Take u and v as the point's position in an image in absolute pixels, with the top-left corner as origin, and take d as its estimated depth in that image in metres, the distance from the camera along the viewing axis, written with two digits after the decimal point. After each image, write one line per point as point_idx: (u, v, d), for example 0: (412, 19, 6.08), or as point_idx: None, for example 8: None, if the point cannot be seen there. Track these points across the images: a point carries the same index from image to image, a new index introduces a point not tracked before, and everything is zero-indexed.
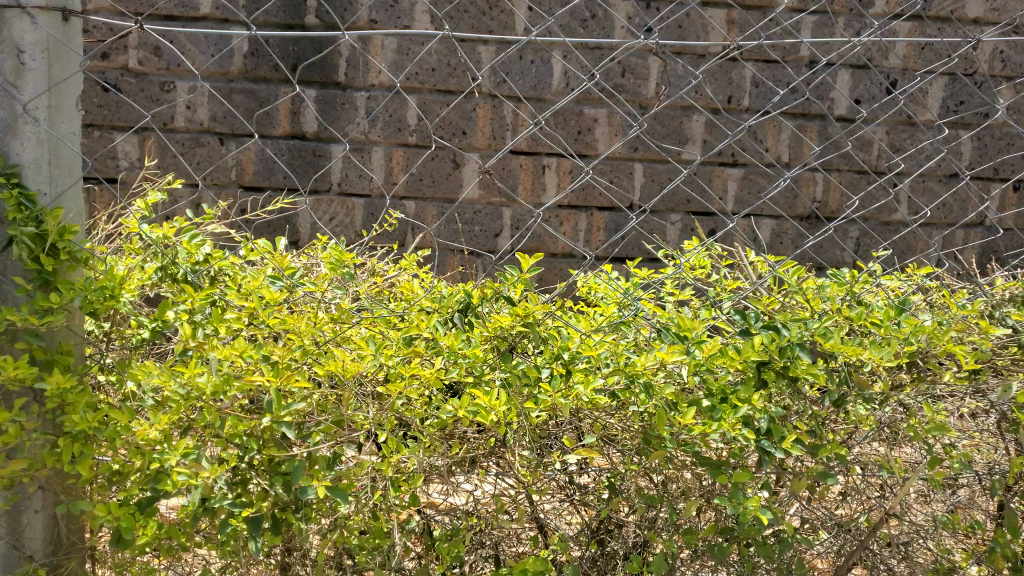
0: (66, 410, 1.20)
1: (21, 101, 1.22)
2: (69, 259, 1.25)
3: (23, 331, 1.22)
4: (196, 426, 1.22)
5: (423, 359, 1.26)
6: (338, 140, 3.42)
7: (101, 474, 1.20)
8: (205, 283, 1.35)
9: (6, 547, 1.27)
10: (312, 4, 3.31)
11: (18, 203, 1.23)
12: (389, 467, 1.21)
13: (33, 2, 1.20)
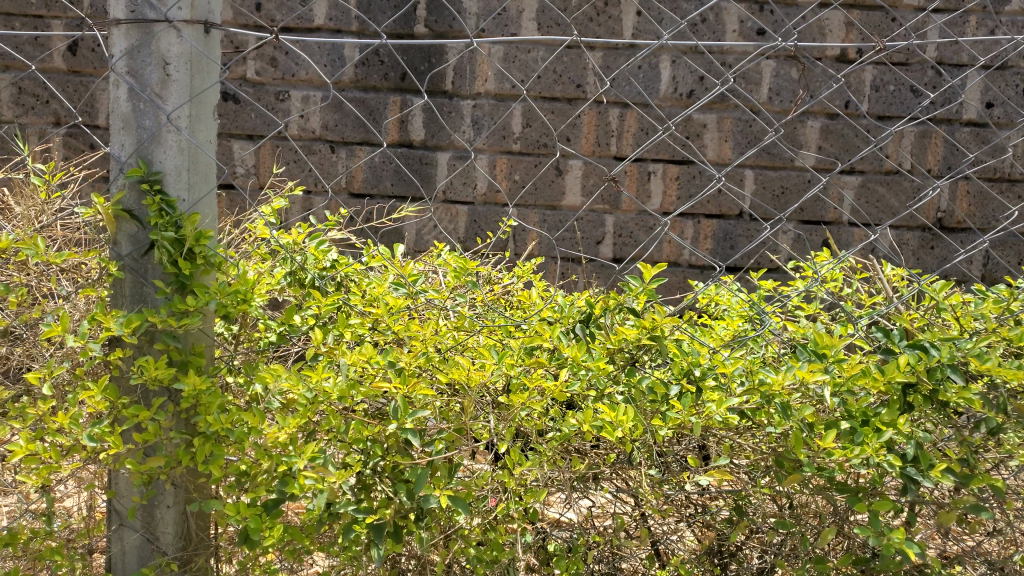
0: (200, 411, 1.23)
1: (166, 111, 1.27)
2: (204, 264, 1.29)
3: (161, 331, 1.26)
4: (321, 430, 1.23)
5: (546, 370, 1.23)
6: (444, 148, 3.48)
7: (231, 475, 1.22)
8: (332, 289, 1.38)
9: (143, 539, 1.32)
10: (423, 14, 3.37)
11: (159, 209, 1.28)
12: (513, 479, 1.20)
13: (179, 17, 1.25)
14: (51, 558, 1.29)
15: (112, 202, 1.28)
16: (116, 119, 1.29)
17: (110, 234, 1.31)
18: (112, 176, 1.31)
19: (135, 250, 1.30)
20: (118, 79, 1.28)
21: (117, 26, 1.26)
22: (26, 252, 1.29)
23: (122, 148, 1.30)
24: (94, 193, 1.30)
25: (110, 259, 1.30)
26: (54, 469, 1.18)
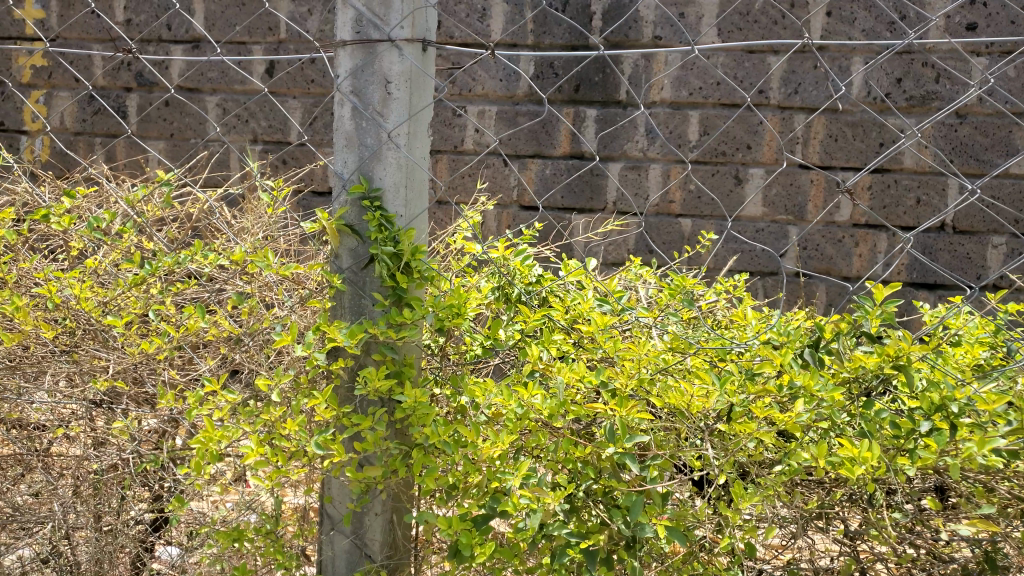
0: (417, 422, 1.25)
1: (387, 129, 1.31)
2: (418, 278, 1.32)
3: (379, 343, 1.30)
4: (528, 447, 1.22)
5: (773, 398, 1.15)
6: (616, 158, 3.39)
7: (440, 488, 1.23)
8: (537, 304, 1.36)
9: (353, 545, 1.36)
10: (598, 25, 3.34)
11: (379, 224, 1.32)
12: (735, 513, 1.12)
13: (400, 36, 1.28)
14: (272, 556, 1.36)
15: (335, 217, 1.33)
16: (339, 137, 1.34)
17: (332, 247, 1.36)
18: (334, 192, 1.37)
19: (355, 264, 1.34)
20: (342, 98, 1.32)
21: (343, 47, 1.31)
22: (259, 263, 1.38)
23: (345, 165, 1.34)
24: (318, 209, 1.35)
25: (331, 272, 1.35)
26: (282, 473, 1.23)
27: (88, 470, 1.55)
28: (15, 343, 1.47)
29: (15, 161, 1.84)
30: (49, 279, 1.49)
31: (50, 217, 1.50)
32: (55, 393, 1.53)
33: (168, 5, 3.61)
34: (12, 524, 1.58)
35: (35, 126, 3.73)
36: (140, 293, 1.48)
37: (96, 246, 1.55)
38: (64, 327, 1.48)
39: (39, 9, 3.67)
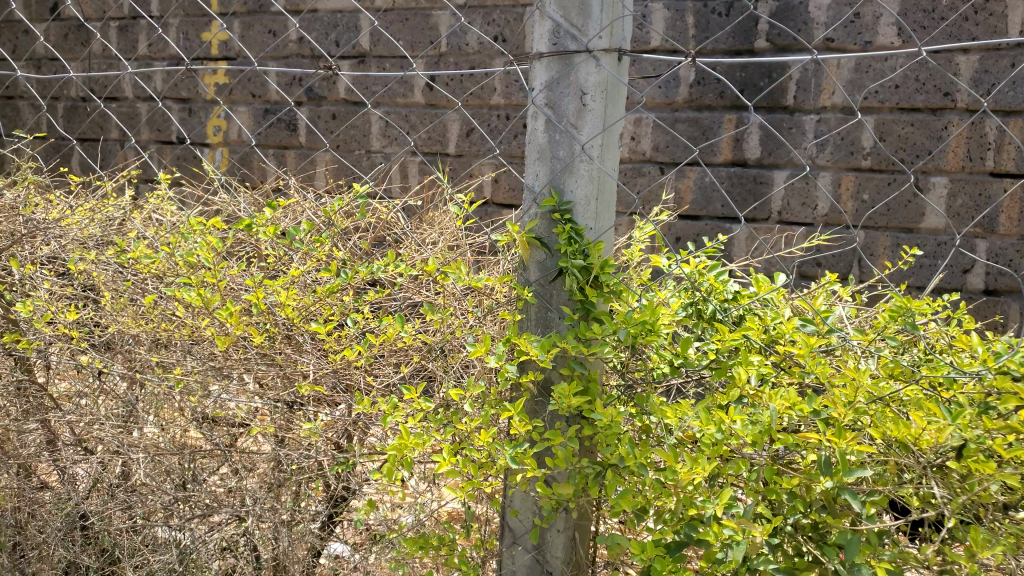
0: (609, 442, 1.22)
1: (581, 140, 1.28)
2: (608, 292, 1.29)
3: (568, 357, 1.28)
4: (727, 474, 1.16)
5: (1018, 437, 1.03)
6: (782, 166, 3.24)
7: (632, 510, 1.20)
8: (735, 322, 1.30)
9: (533, 560, 1.34)
10: (764, 28, 3.21)
11: (569, 237, 1.30)
12: (971, 561, 1.02)
13: (599, 46, 1.26)
14: (455, 565, 1.37)
15: (525, 230, 1.33)
16: (532, 149, 1.33)
17: (521, 260, 1.35)
18: (524, 204, 1.36)
19: (543, 277, 1.33)
20: (536, 111, 1.32)
21: (540, 59, 1.30)
22: (450, 274, 1.40)
23: (536, 178, 1.33)
24: (509, 221, 1.35)
25: (520, 285, 1.35)
26: (476, 485, 1.24)
27: (279, 468, 1.62)
28: (225, 346, 1.56)
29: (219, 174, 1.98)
30: (256, 285, 1.58)
31: (256, 227, 1.59)
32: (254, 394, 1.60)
33: (338, 21, 3.79)
34: (209, 514, 1.68)
35: (217, 138, 4.00)
36: (334, 300, 1.55)
37: (294, 254, 1.63)
38: (266, 332, 1.56)
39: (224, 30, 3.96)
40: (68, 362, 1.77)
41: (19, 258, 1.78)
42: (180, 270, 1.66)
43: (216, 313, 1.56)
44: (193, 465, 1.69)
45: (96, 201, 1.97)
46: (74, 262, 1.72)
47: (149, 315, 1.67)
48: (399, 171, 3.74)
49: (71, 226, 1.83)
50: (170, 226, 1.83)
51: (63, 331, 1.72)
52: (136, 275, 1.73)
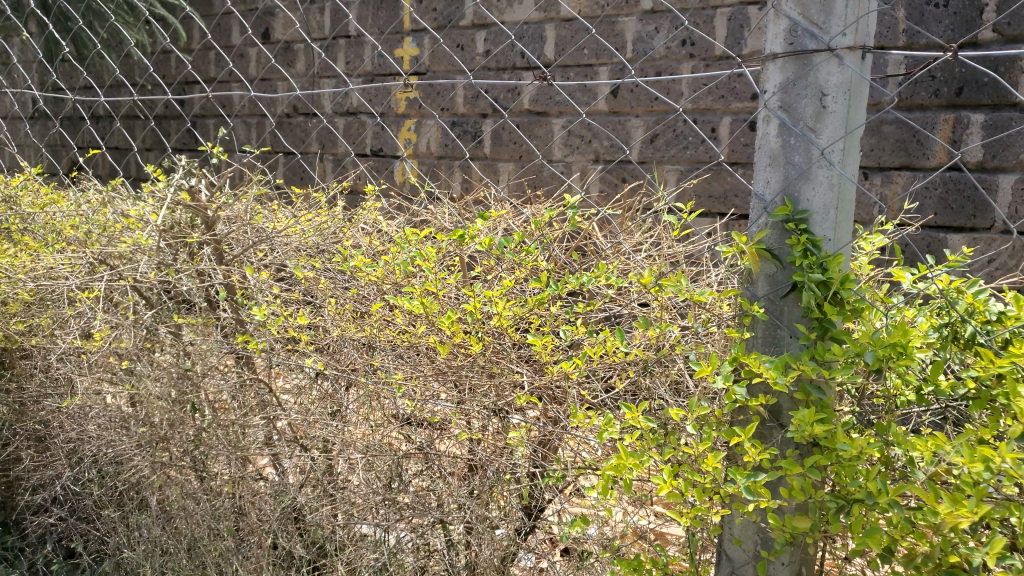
0: (854, 474, 1.11)
1: (820, 145, 1.19)
2: (849, 310, 1.18)
3: (802, 380, 1.19)
4: (999, 520, 1.03)
5: None
6: (1008, 169, 2.92)
7: (878, 550, 1.09)
8: (1001, 347, 1.14)
9: None
10: (991, 17, 2.89)
11: (805, 250, 1.20)
12: None
13: (842, 44, 1.16)
14: None
15: (755, 241, 1.25)
16: (762, 155, 1.26)
17: (748, 273, 1.28)
18: (751, 214, 1.29)
19: (773, 292, 1.25)
20: (768, 114, 1.24)
21: (774, 61, 1.22)
22: (670, 289, 1.33)
23: (767, 186, 1.25)
24: (735, 232, 1.28)
25: (747, 299, 1.27)
26: (703, 512, 1.18)
27: (486, 476, 1.63)
28: (444, 355, 1.59)
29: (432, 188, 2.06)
30: (478, 296, 1.60)
31: (472, 237, 1.61)
32: (466, 401, 1.60)
33: (522, 32, 3.89)
34: (412, 516, 1.72)
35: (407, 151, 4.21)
36: (542, 311, 1.54)
37: (503, 265, 1.64)
38: (480, 342, 1.57)
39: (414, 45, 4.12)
40: (285, 363, 1.84)
41: (251, 264, 1.88)
42: (398, 279, 1.72)
43: (436, 320, 1.60)
44: (399, 468, 1.73)
45: (310, 210, 2.07)
46: (302, 270, 1.81)
47: (367, 321, 1.73)
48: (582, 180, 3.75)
49: (297, 234, 1.93)
50: (384, 236, 1.91)
51: (291, 332, 1.79)
52: (355, 282, 1.80)
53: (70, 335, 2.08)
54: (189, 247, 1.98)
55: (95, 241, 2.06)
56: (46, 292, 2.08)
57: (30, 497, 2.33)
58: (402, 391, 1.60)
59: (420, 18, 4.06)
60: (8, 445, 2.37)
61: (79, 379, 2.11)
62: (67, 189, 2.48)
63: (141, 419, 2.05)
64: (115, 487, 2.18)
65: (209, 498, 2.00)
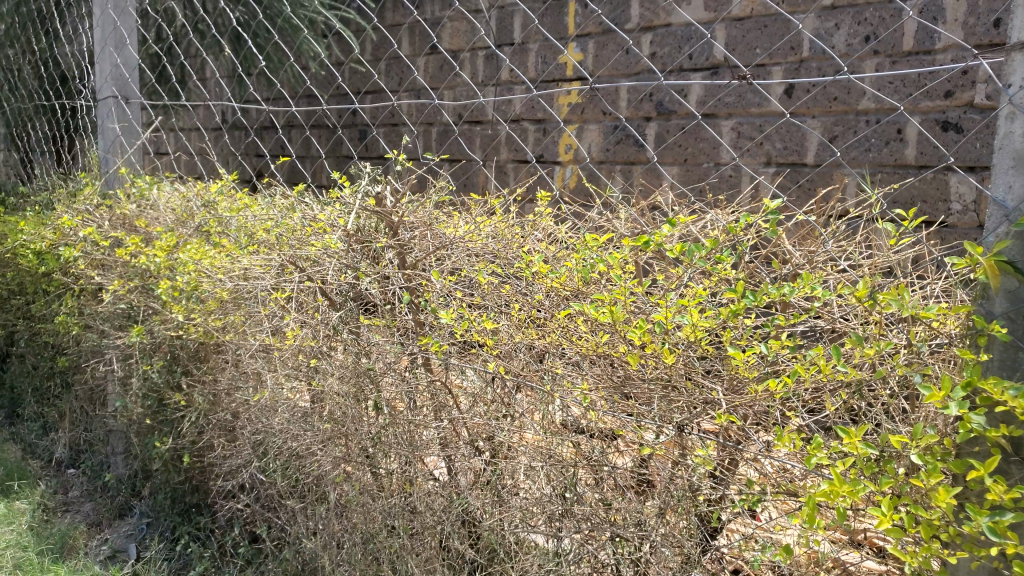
0: None
1: None
2: None
3: None
4: None
5: None
6: None
7: None
8: None
9: None
10: None
11: None
12: None
13: None
14: None
15: (993, 252, 1.12)
16: (1004, 156, 1.13)
17: (983, 287, 1.14)
18: (989, 221, 1.16)
19: (1015, 309, 1.11)
20: (1013, 110, 1.11)
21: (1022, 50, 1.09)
22: (889, 302, 1.21)
23: (1009, 190, 1.12)
24: (969, 241, 1.15)
25: (982, 317, 1.14)
26: (932, 552, 1.07)
27: (672, 494, 1.55)
28: (631, 365, 1.53)
29: (612, 188, 1.97)
30: (670, 306, 1.52)
31: (659, 243, 1.54)
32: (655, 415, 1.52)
33: (691, 34, 3.78)
34: (589, 530, 1.68)
35: (567, 157, 4.23)
36: (736, 325, 1.46)
37: (689, 274, 1.56)
38: (670, 354, 1.50)
39: (578, 51, 4.15)
40: (462, 368, 1.84)
41: (436, 270, 1.90)
42: (579, 286, 1.68)
43: (624, 330, 1.53)
44: (571, 480, 1.69)
45: (483, 216, 2.09)
46: (482, 274, 1.81)
47: (544, 327, 1.70)
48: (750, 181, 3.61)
49: (476, 240, 1.94)
50: (564, 239, 1.87)
51: (476, 338, 1.77)
52: (537, 289, 1.76)
53: (261, 333, 2.18)
54: (371, 250, 2.04)
55: (285, 243, 2.16)
56: (241, 291, 2.20)
57: (222, 483, 2.48)
58: (585, 401, 1.56)
59: (584, 23, 4.13)
60: (203, 434, 2.53)
61: (270, 374, 2.21)
62: (258, 194, 2.62)
63: (324, 415, 2.13)
64: (298, 479, 2.28)
65: (384, 495, 2.06)
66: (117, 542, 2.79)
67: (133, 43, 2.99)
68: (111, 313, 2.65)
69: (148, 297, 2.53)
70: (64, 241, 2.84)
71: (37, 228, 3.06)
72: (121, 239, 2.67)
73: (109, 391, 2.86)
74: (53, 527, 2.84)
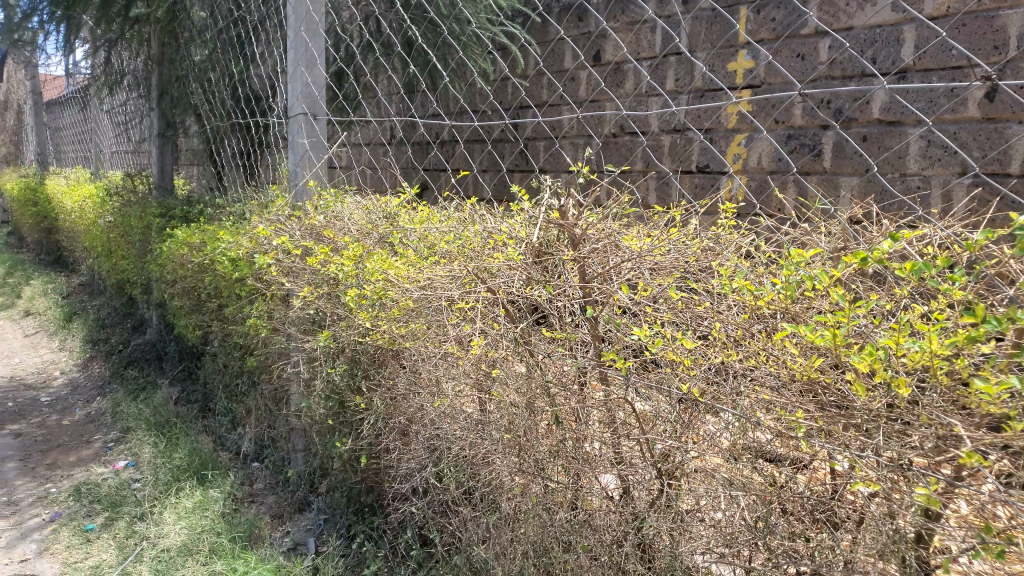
0: None
1: None
2: None
3: None
4: None
5: None
6: None
7: None
8: None
9: None
10: None
11: None
12: None
13: None
14: None
15: None
16: None
17: None
18: None
19: None
20: None
21: None
22: None
23: None
24: None
25: None
26: None
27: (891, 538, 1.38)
28: (854, 396, 1.40)
29: (827, 200, 1.81)
30: (899, 329, 1.39)
31: (879, 261, 1.41)
32: (881, 452, 1.38)
33: (876, 37, 3.58)
34: (784, 566, 1.57)
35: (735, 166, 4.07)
36: (972, 353, 1.31)
37: (916, 293, 1.42)
38: (898, 385, 1.35)
39: (749, 58, 3.99)
40: (645, 387, 1.77)
41: (625, 285, 1.81)
42: (785, 305, 1.55)
43: (847, 356, 1.40)
44: (759, 512, 1.58)
45: (665, 228, 2.00)
46: (676, 290, 1.72)
47: (745, 346, 1.59)
48: (943, 193, 3.33)
49: (662, 253, 1.83)
50: (756, 252, 1.77)
51: (674, 358, 1.66)
52: (737, 305, 1.65)
53: (442, 341, 2.22)
54: (545, 264, 2.01)
55: (467, 255, 2.22)
56: (423, 300, 2.25)
57: (398, 485, 2.55)
58: (801, 430, 1.45)
59: (757, 29, 3.96)
60: (381, 435, 2.61)
61: (451, 384, 2.24)
62: (437, 207, 2.70)
63: (501, 425, 2.12)
64: (471, 486, 2.30)
65: (556, 510, 2.03)
66: (298, 535, 2.97)
67: (322, 63, 3.17)
68: (299, 317, 2.82)
69: (334, 303, 2.66)
70: (258, 250, 3.06)
71: (234, 237, 3.31)
72: (310, 248, 2.83)
73: (293, 390, 3.03)
74: (242, 516, 3.08)
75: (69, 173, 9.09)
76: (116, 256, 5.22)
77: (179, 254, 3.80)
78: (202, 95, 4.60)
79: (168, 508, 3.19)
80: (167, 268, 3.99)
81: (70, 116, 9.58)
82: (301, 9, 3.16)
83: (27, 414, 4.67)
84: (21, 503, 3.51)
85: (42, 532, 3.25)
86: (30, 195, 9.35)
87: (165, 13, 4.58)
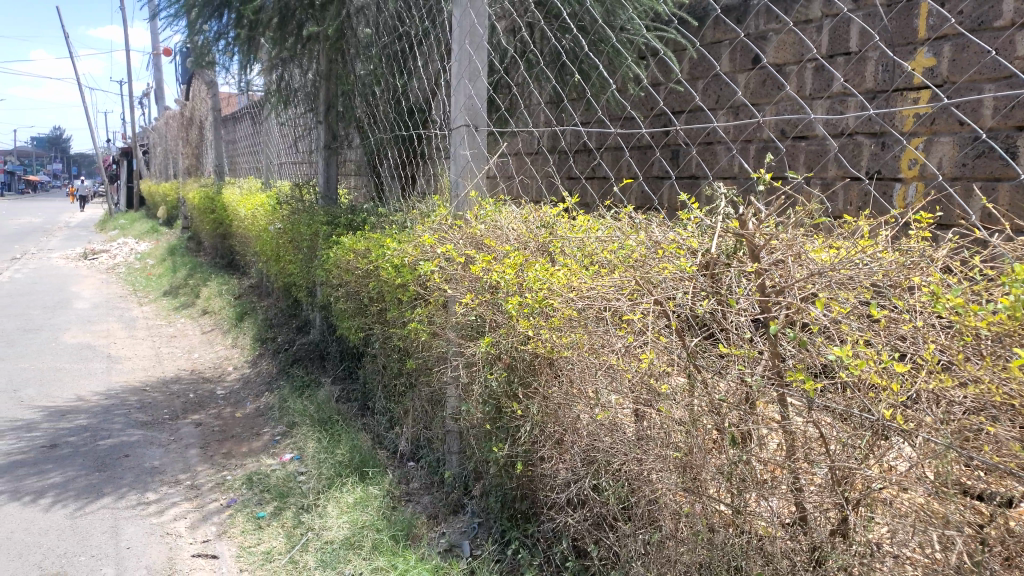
0: None
1: None
2: None
3: None
4: None
5: None
6: None
7: None
8: None
9: None
10: None
11: None
12: None
13: None
14: None
15: None
16: None
17: None
18: None
19: None
20: None
21: None
22: None
23: None
24: None
25: None
26: None
27: None
28: None
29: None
30: None
31: None
32: None
33: None
34: None
35: (911, 172, 3.80)
36: None
37: None
38: None
39: (930, 56, 3.70)
40: (832, 411, 1.66)
41: (819, 300, 1.67)
42: (1011, 329, 1.41)
43: None
44: (974, 555, 1.46)
45: (857, 237, 1.87)
46: (878, 310, 1.60)
47: (957, 371, 1.48)
48: None
49: (858, 265, 1.71)
50: (957, 266, 1.62)
51: (876, 381, 1.55)
52: (951, 326, 1.53)
53: (607, 353, 2.18)
54: (715, 277, 1.93)
55: (633, 265, 2.16)
56: (588, 311, 2.23)
57: (554, 495, 2.54)
58: None
59: (939, 23, 3.68)
60: (537, 444, 2.60)
61: (614, 395, 2.19)
62: (601, 216, 2.68)
63: (670, 443, 2.03)
64: (631, 501, 2.26)
65: (726, 532, 1.94)
66: (453, 537, 3.00)
67: (485, 74, 3.24)
68: (461, 323, 2.87)
69: (495, 310, 2.69)
70: (422, 258, 3.15)
71: (400, 244, 3.42)
72: (472, 257, 2.89)
73: (451, 394, 3.11)
74: (400, 514, 3.19)
75: (242, 183, 9.82)
76: (284, 260, 5.57)
77: (345, 259, 3.99)
78: (367, 109, 4.82)
79: (332, 501, 3.35)
80: (333, 273, 4.20)
81: (245, 130, 10.35)
82: (466, 23, 3.24)
83: (206, 406, 5.07)
84: (202, 487, 3.81)
85: (220, 516, 3.50)
86: (209, 204, 10.19)
87: (335, 31, 4.84)
